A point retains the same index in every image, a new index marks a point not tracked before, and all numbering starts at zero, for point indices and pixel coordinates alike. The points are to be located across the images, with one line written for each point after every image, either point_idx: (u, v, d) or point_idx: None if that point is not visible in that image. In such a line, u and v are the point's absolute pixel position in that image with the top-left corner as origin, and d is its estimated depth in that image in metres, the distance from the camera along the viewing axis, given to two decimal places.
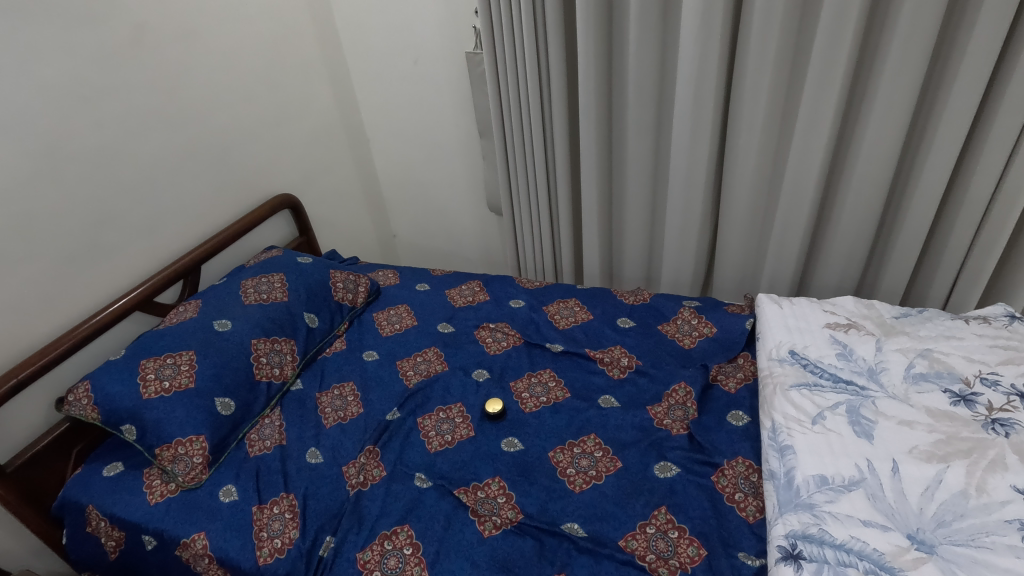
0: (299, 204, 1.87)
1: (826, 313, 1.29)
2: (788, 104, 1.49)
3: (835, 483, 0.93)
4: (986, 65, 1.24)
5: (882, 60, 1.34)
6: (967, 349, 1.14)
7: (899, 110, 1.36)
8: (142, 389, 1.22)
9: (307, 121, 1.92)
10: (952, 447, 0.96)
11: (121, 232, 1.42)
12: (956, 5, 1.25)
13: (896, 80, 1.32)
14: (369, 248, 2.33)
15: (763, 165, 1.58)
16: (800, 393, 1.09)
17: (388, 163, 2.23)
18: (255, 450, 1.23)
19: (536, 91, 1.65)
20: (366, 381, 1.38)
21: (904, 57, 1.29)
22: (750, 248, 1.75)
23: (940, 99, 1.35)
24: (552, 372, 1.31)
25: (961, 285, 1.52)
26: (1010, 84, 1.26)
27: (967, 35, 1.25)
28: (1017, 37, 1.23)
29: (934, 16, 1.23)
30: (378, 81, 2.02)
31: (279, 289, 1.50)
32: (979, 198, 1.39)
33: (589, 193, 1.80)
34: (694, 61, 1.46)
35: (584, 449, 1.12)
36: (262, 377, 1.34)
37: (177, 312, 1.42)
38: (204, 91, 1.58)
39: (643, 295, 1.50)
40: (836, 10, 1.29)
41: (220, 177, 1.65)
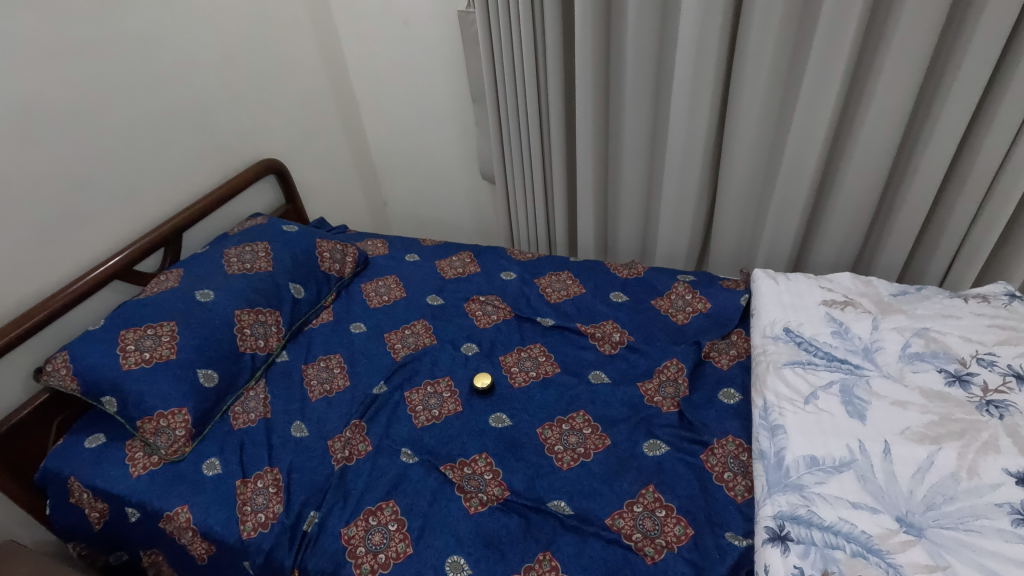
0: (285, 170, 1.80)
1: (823, 289, 1.26)
2: (793, 73, 1.43)
3: (825, 464, 0.91)
4: (1001, 34, 1.18)
5: (893, 26, 1.27)
6: (965, 328, 1.12)
7: (908, 80, 1.30)
8: (122, 360, 1.19)
9: (293, 83, 1.84)
10: (944, 428, 0.94)
11: (98, 198, 1.36)
12: None
13: (907, 48, 1.26)
14: (360, 217, 2.28)
15: (764, 136, 1.53)
16: (793, 371, 1.08)
17: (379, 129, 2.16)
18: (239, 423, 1.21)
19: (532, 57, 1.58)
20: (353, 354, 1.35)
21: (915, 25, 1.23)
22: (747, 222, 1.71)
23: (950, 70, 1.29)
24: (542, 347, 1.28)
25: (960, 262, 1.49)
26: None
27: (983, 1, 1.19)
28: None
29: None
30: (366, 39, 1.93)
31: (264, 259, 1.45)
32: (985, 174, 1.34)
33: (585, 163, 1.75)
34: (696, 24, 1.39)
35: (572, 426, 1.10)
36: (247, 349, 1.31)
37: (158, 281, 1.38)
38: (183, 49, 1.50)
39: (637, 268, 1.47)
40: None
41: (203, 141, 1.58)
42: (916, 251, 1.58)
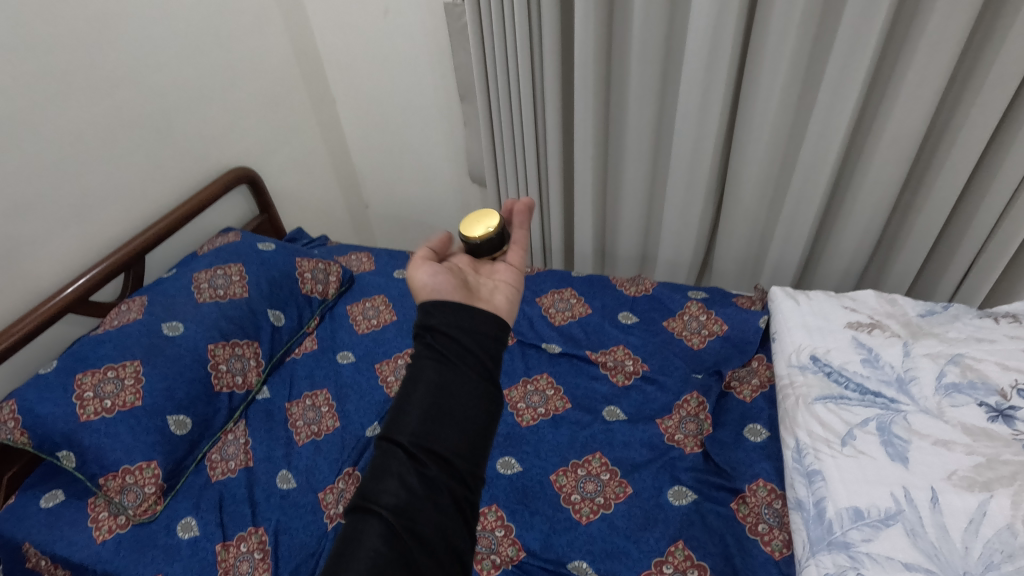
0: (259, 178, 1.65)
1: (848, 310, 1.17)
2: (811, 68, 1.29)
3: (871, 518, 0.84)
4: None
5: (918, 37, 1.15)
6: (1002, 354, 1.03)
7: (931, 95, 1.18)
8: (79, 410, 1.04)
9: (262, 80, 1.66)
10: (993, 472, 0.86)
11: (43, 219, 1.21)
12: None
13: (930, 64, 1.15)
14: (340, 222, 2.12)
15: (776, 141, 1.40)
16: (826, 407, 0.99)
17: (358, 127, 1.99)
18: (217, 474, 1.10)
19: (527, 54, 1.43)
20: (341, 390, 1.24)
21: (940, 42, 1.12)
22: (755, 227, 1.59)
23: (972, 86, 1.18)
24: (550, 379, 1.19)
25: (963, 292, 1.41)
26: None
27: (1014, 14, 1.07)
28: None
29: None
30: (345, 30, 1.73)
31: (238, 284, 1.31)
32: (1006, 187, 1.22)
33: (582, 168, 1.59)
34: (709, 20, 1.22)
35: (589, 471, 1.02)
36: (223, 387, 1.19)
37: (118, 312, 1.23)
38: (130, 44, 1.31)
39: (646, 284, 1.38)
40: None
41: (160, 150, 1.42)
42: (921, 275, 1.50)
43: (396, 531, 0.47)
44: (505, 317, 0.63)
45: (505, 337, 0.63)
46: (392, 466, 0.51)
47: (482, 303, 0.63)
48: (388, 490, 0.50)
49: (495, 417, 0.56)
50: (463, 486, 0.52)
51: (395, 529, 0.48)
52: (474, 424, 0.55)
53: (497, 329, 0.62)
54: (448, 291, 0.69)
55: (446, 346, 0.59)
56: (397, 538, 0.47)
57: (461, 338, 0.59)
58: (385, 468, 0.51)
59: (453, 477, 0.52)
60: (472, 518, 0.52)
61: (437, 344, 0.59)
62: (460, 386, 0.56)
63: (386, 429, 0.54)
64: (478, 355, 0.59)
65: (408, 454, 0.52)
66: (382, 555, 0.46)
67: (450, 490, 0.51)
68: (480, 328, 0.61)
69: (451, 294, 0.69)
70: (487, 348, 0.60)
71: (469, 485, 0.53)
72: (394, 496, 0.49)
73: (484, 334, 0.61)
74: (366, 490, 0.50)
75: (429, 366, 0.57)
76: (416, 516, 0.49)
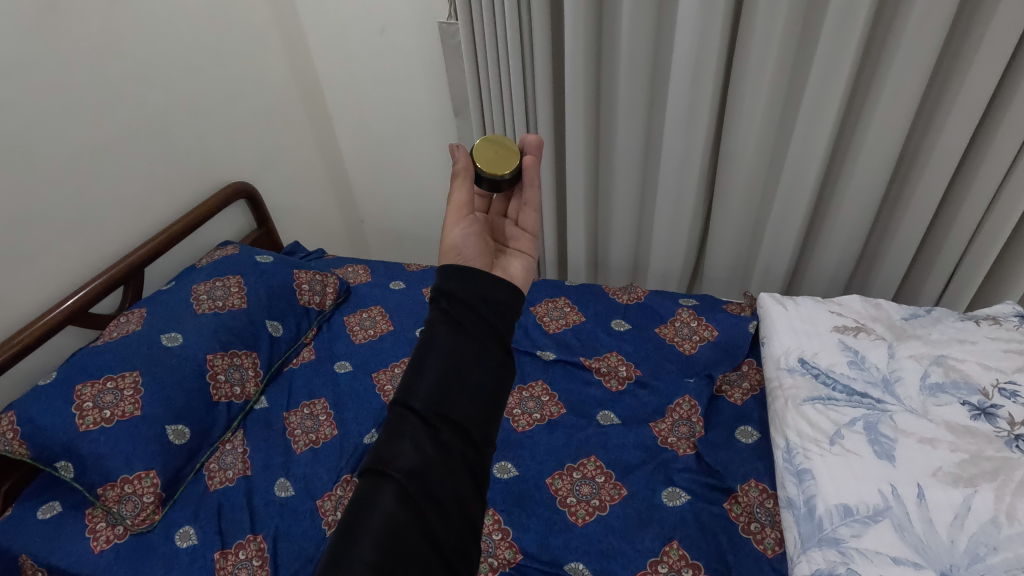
0: (257, 193, 1.68)
1: (834, 314, 1.20)
2: (793, 83, 1.34)
3: (860, 514, 0.85)
4: (1002, 65, 1.11)
5: (892, 53, 1.20)
6: (982, 355, 1.06)
7: (907, 108, 1.23)
8: (79, 420, 1.05)
9: (261, 98, 1.70)
10: (977, 468, 0.88)
11: (43, 233, 1.23)
12: None
13: (906, 79, 1.19)
14: (336, 237, 2.15)
15: (761, 154, 1.45)
16: (814, 408, 1.01)
17: (354, 144, 2.03)
18: (215, 484, 1.10)
19: (519, 71, 1.47)
20: (338, 398, 1.25)
21: (913, 59, 1.17)
22: (744, 236, 1.63)
23: (946, 99, 1.23)
24: (545, 385, 1.21)
25: (946, 298, 1.45)
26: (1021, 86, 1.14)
27: (982, 32, 1.12)
28: None
29: (947, 15, 1.10)
30: (342, 49, 1.78)
31: (237, 295, 1.33)
32: (983, 195, 1.27)
33: (574, 181, 1.63)
34: (693, 38, 1.27)
35: (584, 474, 1.04)
36: (222, 397, 1.20)
37: (117, 323, 1.25)
38: (132, 63, 1.34)
39: (638, 293, 1.41)
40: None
41: (160, 166, 1.44)
42: (906, 280, 1.54)
43: (411, 493, 0.50)
44: (514, 292, 0.67)
45: (513, 311, 0.66)
46: (408, 430, 0.54)
47: (495, 275, 0.66)
48: (403, 453, 0.52)
49: (501, 386, 0.60)
50: (473, 450, 0.55)
51: (411, 488, 0.50)
52: (485, 392, 0.58)
53: (507, 301, 0.65)
54: (476, 257, 0.74)
55: (459, 315, 0.62)
56: (413, 499, 0.49)
57: (474, 308, 0.63)
58: (401, 432, 0.54)
59: (464, 441, 0.55)
60: (481, 481, 0.55)
61: (451, 312, 0.62)
62: (471, 354, 0.59)
63: (402, 395, 0.56)
64: (488, 327, 0.62)
65: (423, 418, 0.55)
66: (398, 512, 0.48)
67: (461, 455, 0.54)
68: (491, 299, 0.64)
69: (478, 262, 0.74)
70: (497, 320, 0.63)
71: (479, 450, 0.56)
72: (410, 457, 0.52)
73: (495, 304, 0.64)
74: (382, 452, 0.52)
75: (443, 334, 0.60)
76: (430, 477, 0.51)
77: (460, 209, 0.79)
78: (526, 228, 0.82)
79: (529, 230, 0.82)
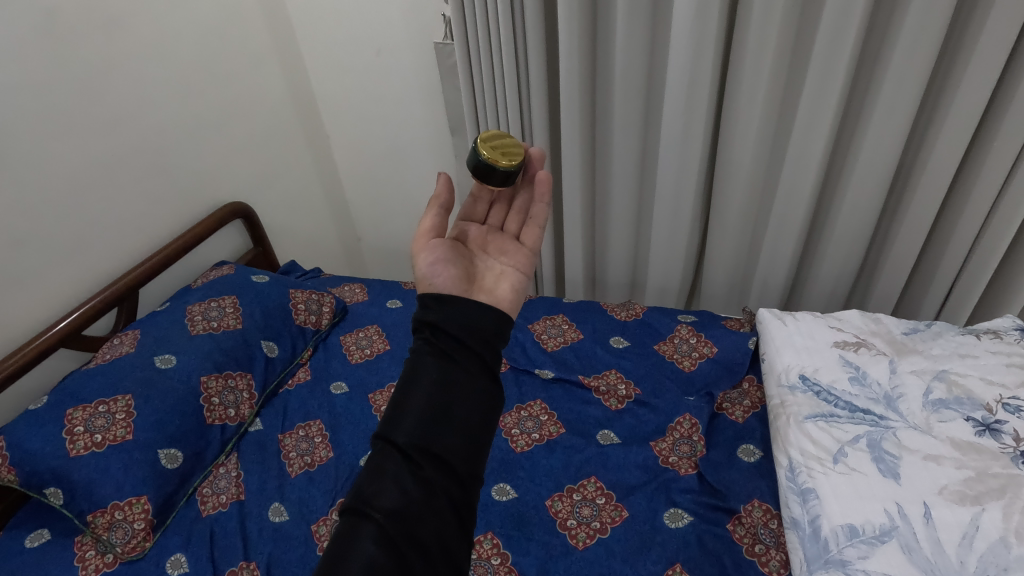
0: (253, 213, 1.68)
1: (833, 329, 1.19)
2: (786, 100, 1.35)
3: (866, 534, 0.84)
4: (993, 80, 1.12)
5: (884, 69, 1.21)
6: (984, 369, 1.05)
7: (901, 123, 1.24)
8: (69, 445, 1.03)
9: (258, 119, 1.71)
10: (983, 485, 0.87)
11: (37, 255, 1.22)
12: (962, 12, 1.14)
13: (898, 94, 1.20)
14: (333, 256, 2.14)
15: (756, 170, 1.45)
16: (817, 425, 1.00)
17: (351, 163, 2.03)
18: (208, 509, 1.08)
19: (515, 90, 1.48)
20: (334, 420, 1.24)
21: (905, 74, 1.18)
22: (741, 252, 1.63)
23: (939, 114, 1.24)
24: (543, 404, 1.20)
25: (946, 312, 1.45)
26: (1013, 100, 1.15)
27: (972, 47, 1.13)
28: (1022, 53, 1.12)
29: (937, 32, 1.11)
30: (339, 70, 1.79)
31: (232, 315, 1.32)
32: (980, 209, 1.27)
33: (570, 199, 1.63)
34: (687, 56, 1.29)
35: (584, 496, 1.02)
36: (216, 420, 1.18)
37: (110, 345, 1.23)
38: (131, 86, 1.35)
39: (636, 310, 1.40)
40: (839, 15, 1.15)
41: (156, 186, 1.44)
42: (905, 294, 1.54)
43: (391, 534, 0.49)
44: (500, 320, 0.66)
45: (500, 338, 0.65)
46: (390, 468, 0.53)
47: (479, 303, 0.66)
48: (385, 492, 0.51)
49: (489, 417, 0.59)
50: (458, 487, 0.54)
51: (391, 530, 0.49)
52: (471, 425, 0.57)
53: (493, 329, 0.65)
54: (450, 283, 0.73)
55: (444, 345, 0.62)
56: (392, 540, 0.48)
57: (459, 337, 0.62)
58: (383, 470, 0.53)
59: (449, 478, 0.54)
60: (467, 520, 0.53)
61: (436, 343, 0.62)
62: (456, 385, 0.58)
63: (385, 430, 0.56)
64: (474, 356, 0.62)
65: (406, 455, 0.54)
66: (377, 556, 0.47)
67: (446, 491, 0.53)
68: (477, 328, 0.64)
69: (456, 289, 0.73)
70: (483, 349, 0.63)
71: (465, 487, 0.54)
72: (392, 497, 0.51)
73: (481, 332, 0.64)
74: (363, 491, 0.52)
75: (427, 365, 0.59)
76: (413, 518, 0.50)
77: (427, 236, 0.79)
78: (526, 245, 0.83)
79: (528, 248, 0.83)
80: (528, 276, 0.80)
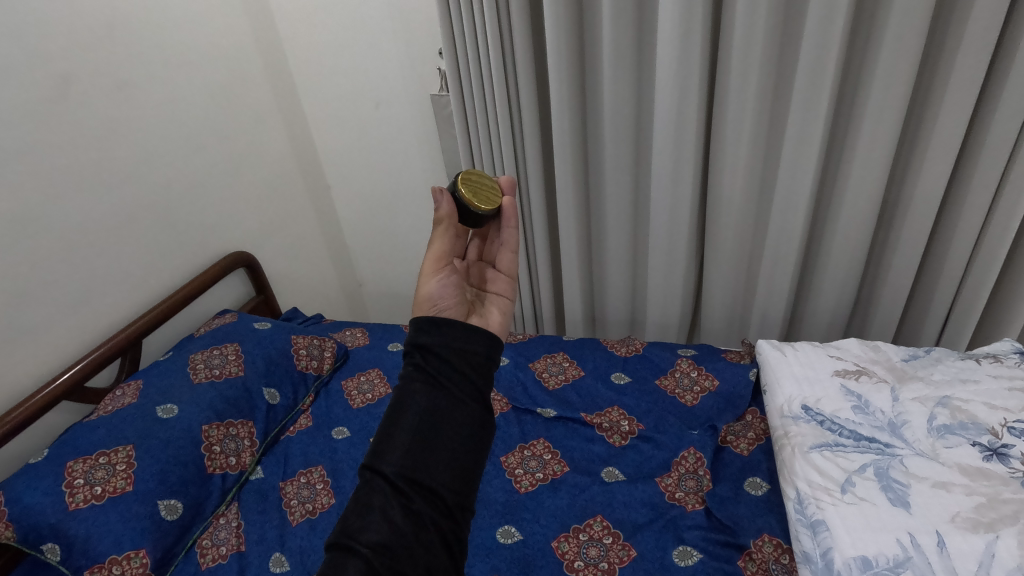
0: (256, 262, 1.72)
1: (833, 358, 1.19)
2: (771, 138, 1.40)
3: (880, 566, 0.82)
4: (966, 112, 1.18)
5: (862, 106, 1.27)
6: (987, 394, 1.05)
7: (882, 156, 1.28)
8: (68, 498, 1.02)
9: (262, 171, 1.76)
10: (996, 512, 0.85)
11: (43, 309, 1.24)
12: (931, 51, 1.20)
13: (877, 128, 1.25)
14: (334, 303, 2.16)
15: (746, 204, 1.49)
16: (822, 455, 0.99)
17: (352, 212, 2.08)
18: (207, 561, 1.06)
19: (509, 135, 1.54)
20: (337, 465, 1.23)
21: (882, 110, 1.23)
22: (737, 285, 1.65)
23: (919, 146, 1.28)
24: (547, 443, 1.19)
25: (945, 338, 1.45)
26: (989, 131, 1.20)
27: (944, 83, 1.19)
28: (992, 86, 1.17)
29: (909, 70, 1.17)
30: (340, 125, 1.86)
31: (235, 363, 1.33)
32: (968, 235, 1.30)
33: (567, 238, 1.66)
34: (673, 99, 1.35)
35: (591, 536, 1.00)
36: (216, 469, 1.17)
37: (112, 396, 1.23)
38: (140, 145, 1.41)
39: (636, 345, 1.41)
40: (815, 57, 1.22)
41: (163, 239, 1.48)
42: (904, 322, 1.54)
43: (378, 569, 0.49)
44: (491, 343, 0.67)
45: (491, 363, 0.66)
46: (377, 499, 0.53)
47: (471, 327, 0.66)
48: (372, 524, 0.51)
49: (478, 446, 0.59)
50: (446, 518, 0.54)
51: (378, 564, 0.49)
52: (460, 454, 0.58)
53: (484, 354, 0.65)
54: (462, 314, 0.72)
55: (435, 371, 0.62)
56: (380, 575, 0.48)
57: (450, 363, 0.63)
58: (370, 501, 0.53)
59: (437, 508, 0.54)
60: (456, 552, 0.54)
61: (426, 368, 0.62)
62: (446, 413, 0.59)
63: (373, 459, 0.56)
64: (465, 383, 0.62)
65: (393, 485, 0.54)
66: None
67: (434, 523, 0.53)
68: (468, 352, 0.64)
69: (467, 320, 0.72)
70: (473, 374, 0.63)
71: (453, 518, 0.55)
72: (378, 530, 0.51)
73: (471, 357, 0.64)
74: (349, 525, 0.52)
75: (418, 392, 0.60)
76: (400, 551, 0.50)
77: (438, 259, 0.77)
78: (505, 269, 0.84)
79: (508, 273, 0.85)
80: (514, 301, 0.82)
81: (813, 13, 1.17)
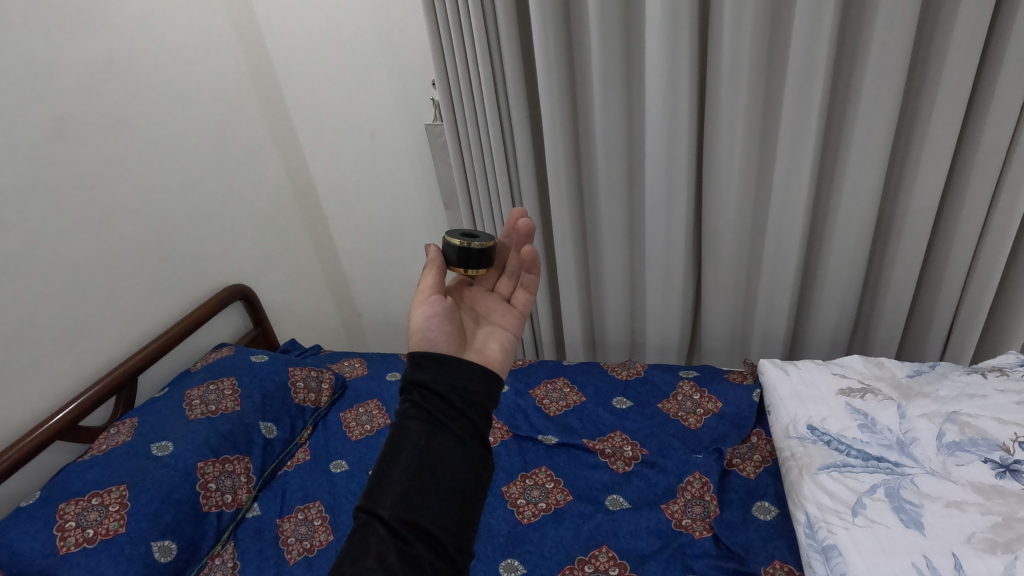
0: (253, 294, 1.72)
1: (837, 376, 1.17)
2: (763, 157, 1.41)
3: None
4: (954, 126, 1.19)
5: (852, 123, 1.28)
6: (995, 408, 1.02)
7: (874, 171, 1.29)
8: (59, 542, 0.99)
9: (258, 203, 1.77)
10: (1013, 531, 0.83)
11: (38, 348, 1.23)
12: (917, 67, 1.22)
13: (867, 144, 1.26)
14: (332, 333, 2.15)
15: (742, 223, 1.49)
16: (831, 477, 0.96)
17: (348, 242, 2.08)
18: None
19: (503, 162, 1.55)
20: (335, 500, 1.20)
21: (871, 127, 1.24)
22: (736, 305, 1.64)
23: (910, 161, 1.29)
24: (549, 472, 1.17)
25: (950, 352, 1.43)
26: (979, 144, 1.20)
27: (932, 98, 1.20)
28: (979, 100, 1.19)
29: (896, 86, 1.18)
30: (335, 156, 1.88)
31: (231, 398, 1.31)
32: (964, 247, 1.30)
33: (565, 262, 1.66)
34: (664, 121, 1.36)
35: (597, 567, 0.97)
36: (212, 507, 1.14)
37: (106, 435, 1.21)
38: (137, 181, 1.42)
39: (636, 368, 1.39)
40: (802, 77, 1.23)
41: (160, 273, 1.48)
42: (906, 337, 1.53)
43: None
44: (489, 381, 0.66)
45: (490, 401, 0.65)
46: (374, 544, 0.51)
47: (468, 366, 0.66)
48: (367, 569, 0.49)
49: (478, 487, 0.58)
50: (446, 563, 0.53)
51: None
52: (460, 494, 0.56)
53: (482, 392, 0.64)
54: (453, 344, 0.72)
55: (433, 409, 0.61)
56: None
57: (449, 402, 0.62)
58: (366, 547, 0.51)
59: (436, 553, 0.53)
60: None
61: (424, 407, 0.61)
62: (444, 453, 0.57)
63: (369, 502, 0.55)
64: (463, 421, 0.61)
65: (391, 529, 0.52)
66: None
67: (433, 568, 0.51)
68: (465, 391, 0.64)
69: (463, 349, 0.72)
70: (472, 413, 0.62)
71: (453, 563, 0.53)
72: None
73: (469, 395, 0.63)
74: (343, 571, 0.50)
75: (415, 432, 0.59)
76: None
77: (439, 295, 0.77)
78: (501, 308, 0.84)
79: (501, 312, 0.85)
80: (514, 334, 0.81)
81: (798, 35, 1.20)
